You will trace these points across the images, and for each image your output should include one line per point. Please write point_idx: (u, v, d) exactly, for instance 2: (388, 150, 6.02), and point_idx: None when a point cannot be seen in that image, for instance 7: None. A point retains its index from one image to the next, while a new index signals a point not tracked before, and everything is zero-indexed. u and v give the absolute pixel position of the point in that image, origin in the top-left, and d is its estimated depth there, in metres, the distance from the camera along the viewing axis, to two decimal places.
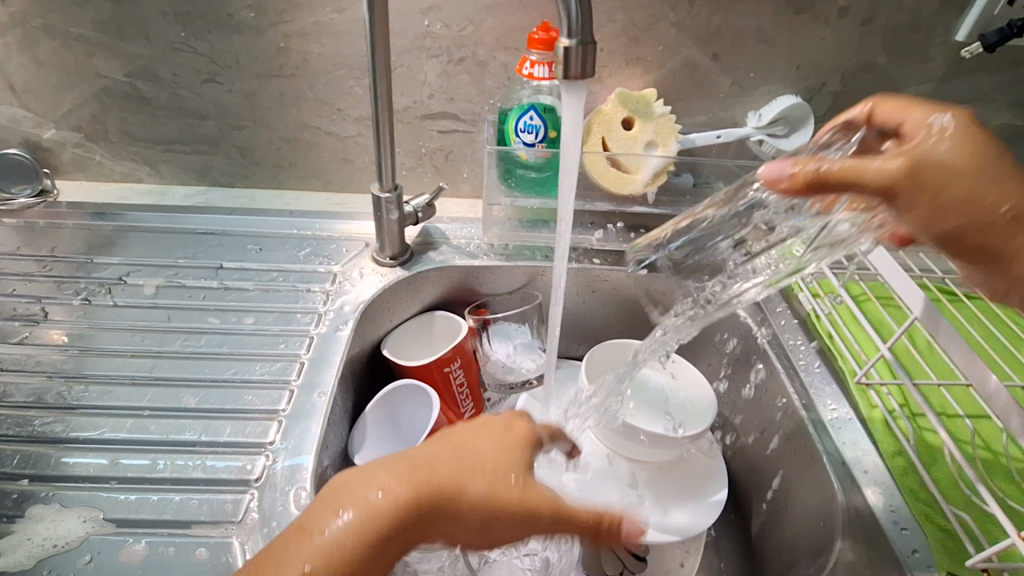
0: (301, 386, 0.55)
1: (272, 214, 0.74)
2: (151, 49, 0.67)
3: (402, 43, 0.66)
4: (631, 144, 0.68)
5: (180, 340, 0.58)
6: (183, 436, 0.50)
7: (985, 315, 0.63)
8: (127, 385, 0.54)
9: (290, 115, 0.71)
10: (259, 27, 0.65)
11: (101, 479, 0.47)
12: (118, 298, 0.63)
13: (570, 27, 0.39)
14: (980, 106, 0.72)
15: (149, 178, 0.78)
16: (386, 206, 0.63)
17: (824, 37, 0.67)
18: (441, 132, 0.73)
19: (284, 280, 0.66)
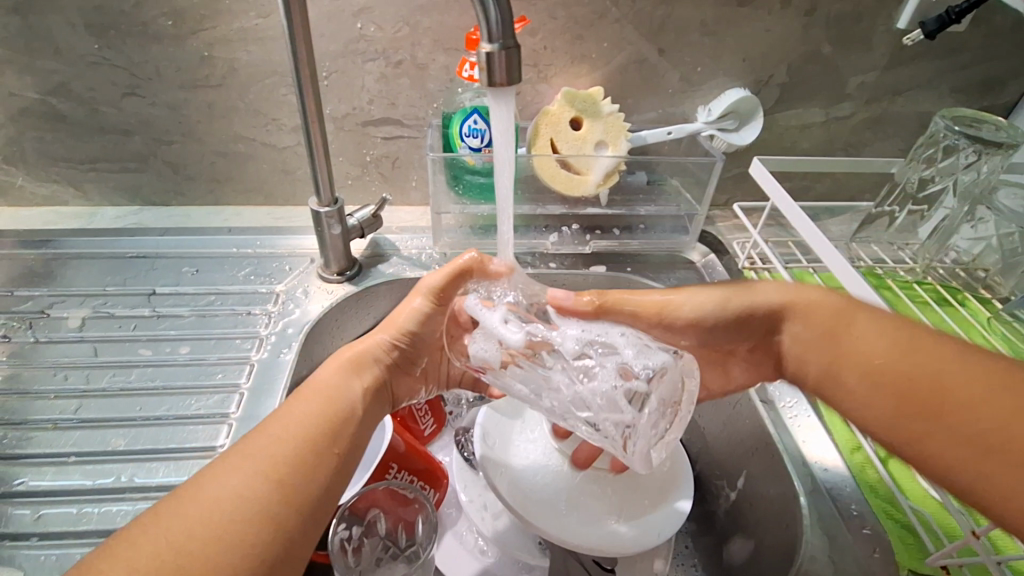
0: (241, 418, 0.51)
1: (210, 233, 0.70)
2: (62, 63, 0.62)
3: (335, 47, 0.63)
4: (581, 145, 0.66)
5: (108, 376, 0.54)
6: (111, 481, 0.46)
7: (935, 300, 0.64)
8: (48, 430, 0.50)
9: (222, 127, 0.67)
10: (179, 36, 0.61)
11: (18, 536, 0.43)
12: (40, 334, 0.58)
13: (490, 31, 0.36)
14: (924, 92, 0.73)
15: (75, 200, 0.73)
16: (327, 221, 0.60)
17: (769, 29, 0.66)
18: (385, 138, 0.70)
19: (222, 302, 0.62)
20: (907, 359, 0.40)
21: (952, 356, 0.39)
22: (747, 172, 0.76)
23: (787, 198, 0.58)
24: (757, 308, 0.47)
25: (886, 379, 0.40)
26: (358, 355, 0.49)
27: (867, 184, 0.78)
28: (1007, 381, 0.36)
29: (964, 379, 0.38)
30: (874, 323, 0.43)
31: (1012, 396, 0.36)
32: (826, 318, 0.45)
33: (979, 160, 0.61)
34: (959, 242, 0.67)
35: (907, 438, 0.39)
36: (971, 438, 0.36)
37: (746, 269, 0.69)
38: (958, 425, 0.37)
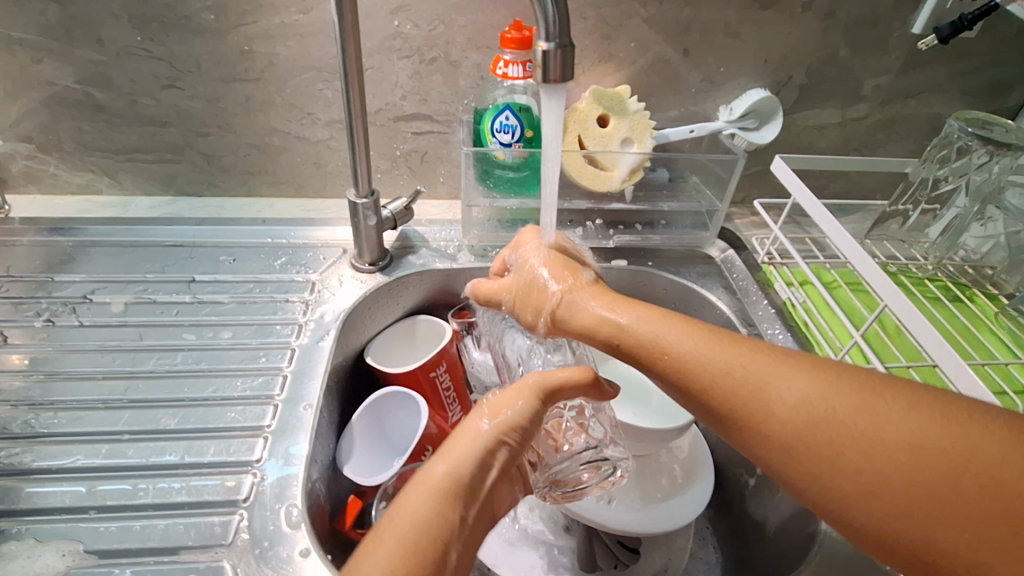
0: (285, 399, 0.53)
1: (244, 223, 0.71)
2: (105, 54, 0.63)
3: (372, 44, 0.65)
4: (607, 141, 0.68)
5: (154, 359, 0.56)
6: (164, 458, 0.48)
7: (946, 296, 0.66)
8: (99, 409, 0.51)
9: (258, 120, 0.69)
10: (220, 30, 0.62)
11: (77, 509, 0.45)
12: (84, 318, 0.60)
13: (548, 30, 0.39)
14: (936, 95, 0.75)
15: (109, 190, 0.74)
16: (363, 212, 0.62)
17: (790, 32, 0.68)
18: (415, 133, 0.72)
19: (260, 290, 0.64)
20: (745, 381, 0.37)
21: (783, 366, 0.36)
22: (764, 171, 0.79)
23: (808, 194, 0.61)
24: (598, 325, 0.46)
25: (731, 399, 0.37)
26: (459, 463, 0.38)
27: (879, 184, 0.81)
28: (857, 388, 0.34)
29: (800, 391, 0.35)
30: (795, 373, 0.36)
31: (854, 403, 0.33)
32: (657, 348, 0.41)
33: (992, 160, 0.64)
34: (968, 240, 0.68)
35: (776, 462, 0.35)
36: (834, 454, 0.32)
37: (765, 264, 0.72)
38: (819, 439, 0.33)
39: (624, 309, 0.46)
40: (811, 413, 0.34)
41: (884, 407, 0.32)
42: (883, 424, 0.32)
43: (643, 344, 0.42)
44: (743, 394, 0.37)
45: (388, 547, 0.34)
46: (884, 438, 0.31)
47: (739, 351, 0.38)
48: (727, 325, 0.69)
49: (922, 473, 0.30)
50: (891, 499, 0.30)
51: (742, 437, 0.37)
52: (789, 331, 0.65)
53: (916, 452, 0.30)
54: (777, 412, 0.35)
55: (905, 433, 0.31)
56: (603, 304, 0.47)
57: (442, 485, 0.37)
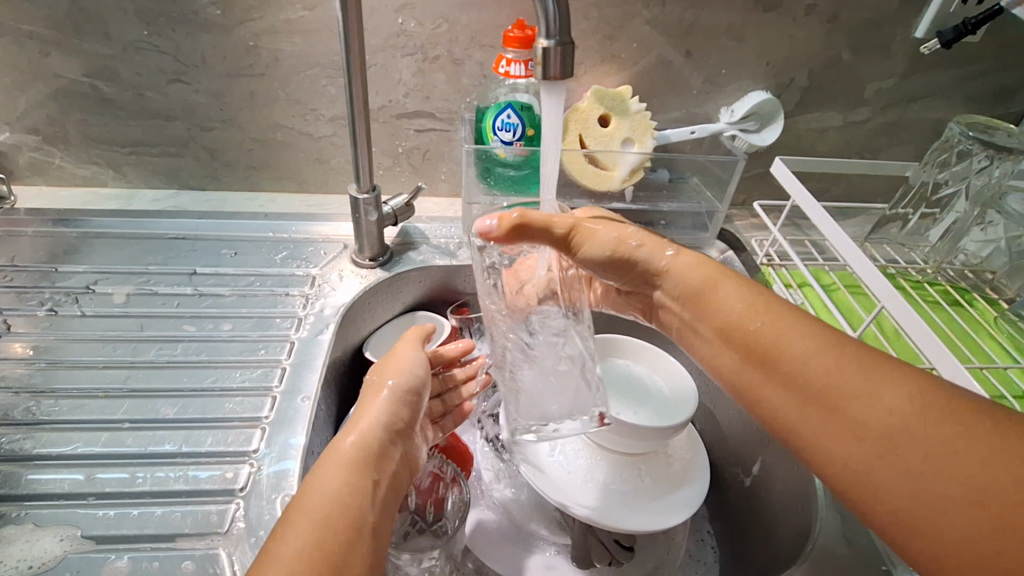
0: (283, 391, 0.54)
1: (246, 217, 0.72)
2: (111, 47, 0.64)
3: (376, 41, 0.65)
4: (608, 141, 0.69)
5: (155, 349, 0.57)
6: (162, 447, 0.49)
7: (946, 300, 0.66)
8: (99, 398, 0.52)
9: (262, 115, 0.69)
10: (226, 25, 0.63)
11: (76, 495, 0.45)
12: (87, 308, 0.60)
13: (548, 28, 0.40)
14: (937, 100, 0.75)
15: (114, 182, 0.75)
16: (365, 207, 0.62)
17: (792, 35, 0.69)
18: (417, 131, 0.72)
19: (261, 284, 0.65)
20: (841, 385, 0.39)
21: (869, 374, 0.39)
22: (764, 173, 0.79)
23: (808, 196, 0.61)
24: (711, 313, 0.48)
25: (818, 395, 0.40)
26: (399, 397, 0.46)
27: (880, 188, 0.81)
28: (933, 407, 0.36)
29: (890, 407, 0.37)
30: (895, 388, 0.38)
31: (925, 422, 0.36)
32: (767, 345, 0.43)
33: (992, 165, 0.64)
34: (969, 244, 0.68)
35: (836, 456, 0.38)
36: (905, 458, 0.36)
37: (764, 266, 0.72)
38: (888, 441, 0.36)
39: (726, 295, 0.47)
40: (879, 420, 0.37)
41: (938, 415, 0.36)
42: (874, 399, 0.38)
43: (694, 297, 0.49)
44: (766, 349, 0.43)
45: (313, 502, 0.38)
46: (957, 462, 0.34)
47: (825, 344, 0.41)
48: None
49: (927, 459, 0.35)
50: (957, 515, 0.33)
51: (753, 378, 0.44)
52: None
53: (925, 443, 0.35)
54: (847, 404, 0.38)
55: (891, 412, 0.37)
56: (707, 288, 0.48)
57: (355, 451, 0.41)
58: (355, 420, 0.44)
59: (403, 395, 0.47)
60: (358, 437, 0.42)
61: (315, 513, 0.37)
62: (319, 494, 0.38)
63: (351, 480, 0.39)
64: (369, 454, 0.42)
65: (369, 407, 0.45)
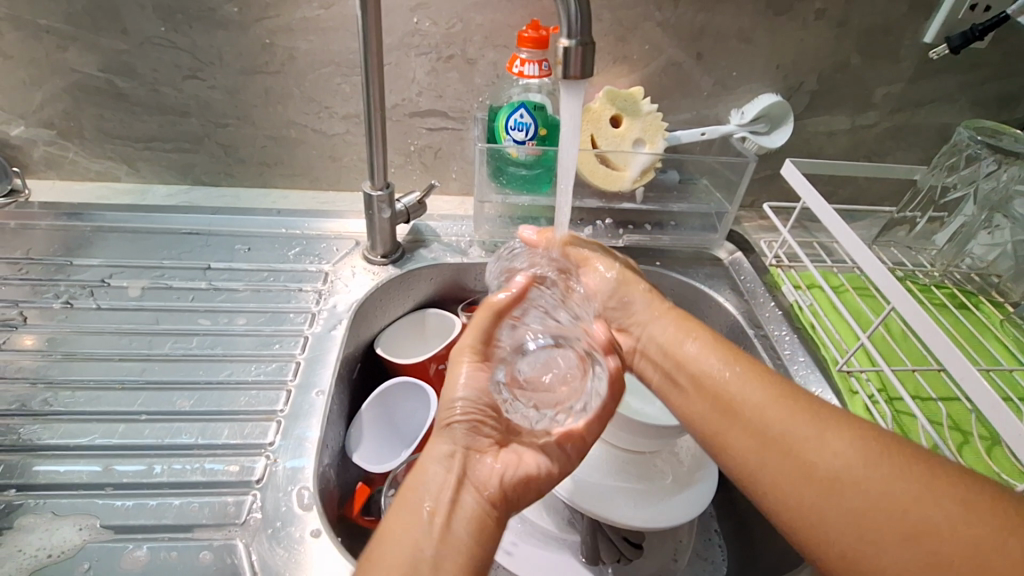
0: (298, 385, 0.54)
1: (259, 213, 0.73)
2: (128, 43, 0.65)
3: (390, 40, 0.66)
4: (619, 141, 0.69)
5: (170, 343, 0.57)
6: (178, 439, 0.49)
7: (952, 303, 0.67)
8: (116, 390, 0.52)
9: (275, 112, 0.70)
10: (243, 23, 0.63)
11: (94, 485, 0.46)
12: (102, 301, 0.61)
13: (569, 28, 0.40)
14: (945, 104, 0.76)
15: (127, 177, 0.75)
16: (378, 205, 0.63)
17: (803, 39, 0.69)
18: (430, 129, 0.73)
19: (274, 279, 0.65)
20: (795, 436, 0.41)
21: (824, 427, 0.41)
22: (773, 175, 0.80)
23: (818, 198, 0.61)
24: (684, 366, 0.50)
25: (773, 447, 0.42)
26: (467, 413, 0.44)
27: (887, 192, 0.82)
28: (883, 460, 0.38)
29: (840, 455, 0.39)
30: (845, 438, 0.40)
31: (876, 475, 0.37)
32: (726, 394, 0.46)
33: (1000, 169, 0.65)
34: (975, 249, 0.69)
35: (793, 503, 0.40)
36: (851, 507, 0.37)
37: (773, 267, 0.72)
38: (840, 491, 0.38)
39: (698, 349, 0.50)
40: (834, 469, 0.38)
41: (889, 467, 0.37)
42: (825, 447, 0.40)
43: (668, 348, 0.52)
44: (725, 396, 0.46)
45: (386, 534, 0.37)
46: (903, 511, 0.35)
47: (782, 393, 0.44)
48: (734, 326, 0.69)
49: (874, 507, 0.36)
50: (897, 554, 0.35)
51: (714, 422, 0.46)
52: (796, 333, 0.65)
53: (874, 490, 0.37)
54: (803, 451, 0.40)
55: (840, 459, 0.39)
56: (677, 338, 0.52)
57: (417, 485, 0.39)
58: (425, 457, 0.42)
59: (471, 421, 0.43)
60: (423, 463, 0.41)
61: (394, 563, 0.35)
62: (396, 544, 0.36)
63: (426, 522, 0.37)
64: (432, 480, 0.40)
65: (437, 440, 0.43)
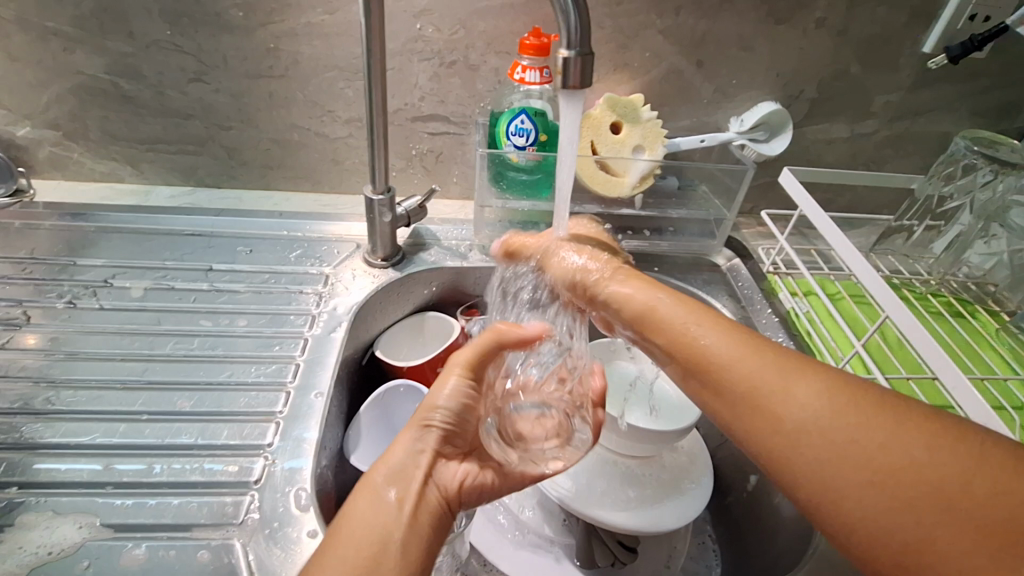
0: (297, 387, 0.55)
1: (261, 215, 0.73)
2: (135, 46, 0.65)
3: (393, 45, 0.66)
4: (619, 148, 0.70)
5: (171, 343, 0.58)
6: (178, 439, 0.49)
7: (949, 311, 0.67)
8: (117, 389, 0.53)
9: (279, 115, 0.70)
10: (247, 27, 0.64)
11: (95, 484, 0.46)
12: (105, 301, 0.62)
13: (569, 38, 0.41)
14: (944, 114, 0.76)
15: (131, 178, 0.76)
16: (379, 208, 0.63)
17: (802, 47, 0.70)
18: (432, 134, 0.73)
19: (275, 281, 0.66)
20: (764, 378, 0.39)
21: (793, 369, 0.39)
22: (772, 182, 0.80)
23: (815, 205, 0.62)
24: (650, 318, 0.47)
25: (741, 387, 0.40)
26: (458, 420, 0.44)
27: (886, 200, 0.82)
28: (854, 400, 0.36)
29: (807, 401, 0.37)
30: (807, 384, 0.38)
31: (846, 411, 0.35)
32: (692, 339, 0.44)
33: (996, 179, 0.66)
34: (972, 257, 0.69)
35: (763, 444, 0.38)
36: (822, 446, 0.35)
37: (770, 274, 0.73)
38: (811, 431, 0.36)
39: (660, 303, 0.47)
40: (808, 415, 0.36)
41: (859, 412, 0.35)
42: (791, 395, 0.38)
43: (631, 305, 0.49)
44: (690, 351, 0.43)
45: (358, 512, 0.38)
46: (873, 451, 0.34)
47: (749, 343, 0.42)
48: None
49: (845, 448, 0.34)
50: (866, 493, 0.33)
51: (683, 376, 0.44)
52: (792, 340, 0.66)
53: (846, 432, 0.35)
54: (768, 396, 0.38)
55: (807, 404, 0.37)
56: (643, 296, 0.49)
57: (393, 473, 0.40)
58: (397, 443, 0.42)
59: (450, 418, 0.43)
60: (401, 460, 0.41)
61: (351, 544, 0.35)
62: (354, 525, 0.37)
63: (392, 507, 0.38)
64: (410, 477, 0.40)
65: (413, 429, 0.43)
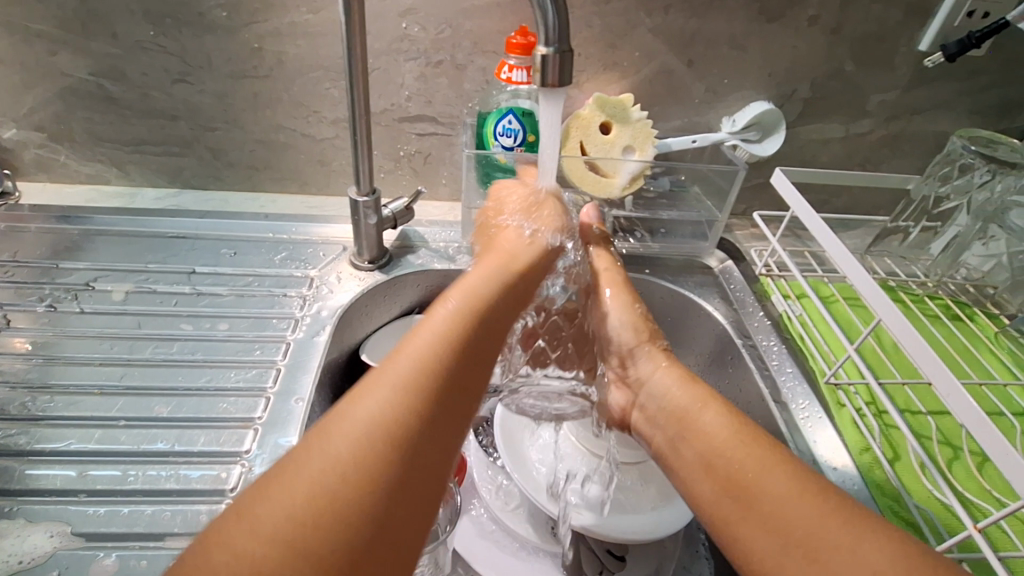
0: (277, 392, 0.54)
1: (247, 218, 0.72)
2: (118, 47, 0.65)
3: (379, 45, 0.66)
4: (609, 148, 0.69)
5: (151, 347, 0.57)
6: (154, 446, 0.49)
7: (946, 314, 0.66)
8: (94, 394, 0.52)
9: (264, 116, 0.70)
10: (231, 27, 0.63)
11: (68, 491, 0.45)
12: (86, 304, 0.61)
13: (547, 35, 0.40)
14: (941, 113, 0.75)
15: (117, 180, 0.75)
16: (364, 210, 0.63)
17: (795, 46, 0.69)
18: (419, 135, 0.73)
19: (259, 284, 0.65)
20: (747, 468, 0.41)
21: (780, 469, 0.40)
22: (766, 183, 0.79)
23: (806, 206, 0.61)
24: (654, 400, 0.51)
25: (723, 473, 0.42)
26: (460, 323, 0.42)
27: (882, 201, 0.81)
28: (835, 515, 0.37)
29: (780, 489, 0.39)
30: (782, 474, 0.40)
31: (823, 519, 0.37)
32: (687, 418, 0.47)
33: (994, 179, 0.64)
34: (970, 259, 0.68)
35: (731, 528, 0.40)
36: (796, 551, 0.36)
37: (763, 277, 0.72)
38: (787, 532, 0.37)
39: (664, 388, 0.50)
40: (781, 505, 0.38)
41: (826, 510, 0.37)
42: (766, 479, 0.40)
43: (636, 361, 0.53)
44: (682, 422, 0.47)
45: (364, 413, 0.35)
46: (833, 556, 0.35)
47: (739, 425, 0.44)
48: (722, 336, 0.69)
49: (809, 544, 0.36)
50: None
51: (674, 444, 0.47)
52: (785, 344, 0.65)
53: (815, 527, 0.37)
54: (747, 477, 0.41)
55: (779, 494, 0.39)
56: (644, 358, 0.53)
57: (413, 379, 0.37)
58: (395, 358, 0.38)
59: (438, 340, 0.40)
60: (414, 361, 0.38)
61: (349, 436, 0.33)
62: (353, 421, 0.34)
63: (407, 417, 0.35)
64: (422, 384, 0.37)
65: (406, 351, 0.39)
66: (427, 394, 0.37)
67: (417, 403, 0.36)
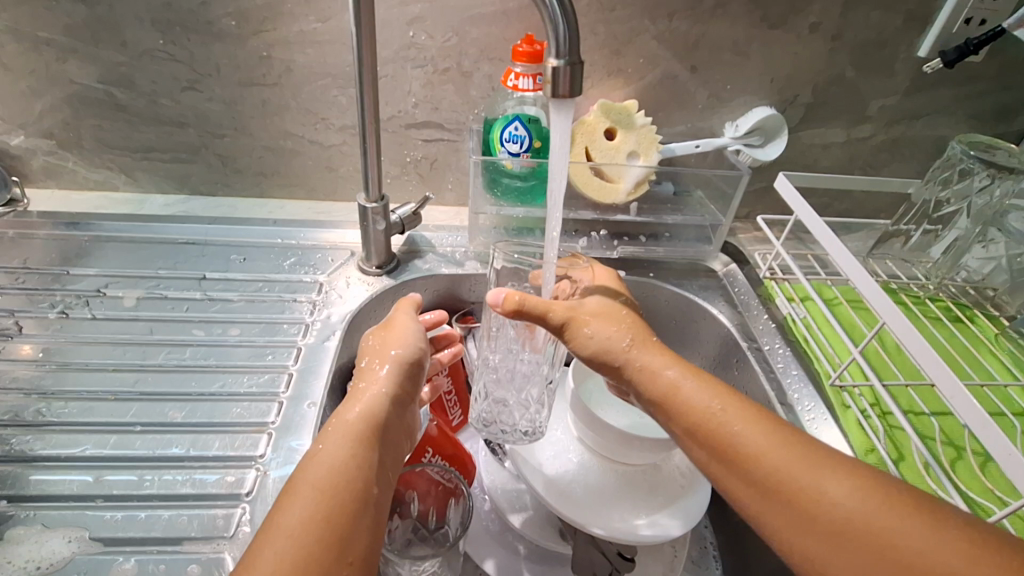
0: (290, 397, 0.54)
1: (255, 224, 0.73)
2: (127, 55, 0.65)
3: (386, 53, 0.66)
4: (614, 154, 0.69)
5: (164, 353, 0.58)
6: (169, 451, 0.49)
7: (947, 317, 0.67)
8: (109, 400, 0.53)
9: (273, 123, 0.70)
10: (240, 36, 0.64)
11: (84, 497, 0.46)
12: (97, 311, 0.61)
13: (558, 48, 0.41)
14: (940, 117, 0.76)
15: (125, 186, 0.76)
16: (373, 216, 0.63)
17: (796, 52, 0.70)
18: (426, 141, 0.73)
19: (268, 290, 0.66)
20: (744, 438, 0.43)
21: (782, 433, 0.43)
22: (768, 187, 0.80)
23: (809, 210, 0.61)
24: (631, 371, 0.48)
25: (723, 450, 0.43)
26: (369, 418, 0.43)
27: (883, 204, 0.82)
28: (834, 469, 0.40)
29: (786, 455, 0.41)
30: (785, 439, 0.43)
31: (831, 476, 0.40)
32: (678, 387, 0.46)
33: (994, 184, 0.65)
34: (970, 262, 0.69)
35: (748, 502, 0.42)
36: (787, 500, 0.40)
37: (767, 279, 0.72)
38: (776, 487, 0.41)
39: (646, 360, 0.48)
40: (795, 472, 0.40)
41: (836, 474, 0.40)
42: (772, 445, 0.42)
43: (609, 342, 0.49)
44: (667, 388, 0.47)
45: (300, 500, 0.37)
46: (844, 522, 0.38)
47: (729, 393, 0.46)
48: (727, 338, 0.70)
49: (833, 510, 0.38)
50: (822, 547, 0.38)
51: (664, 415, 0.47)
52: (789, 346, 0.65)
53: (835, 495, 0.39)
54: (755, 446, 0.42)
55: (788, 460, 0.41)
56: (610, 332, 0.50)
57: (327, 471, 0.39)
58: (292, 494, 0.38)
59: (336, 466, 0.39)
60: (321, 468, 0.39)
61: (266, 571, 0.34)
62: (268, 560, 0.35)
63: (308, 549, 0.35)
64: (342, 477, 0.39)
65: (306, 478, 0.38)
66: (349, 485, 0.38)
67: (337, 489, 0.38)
